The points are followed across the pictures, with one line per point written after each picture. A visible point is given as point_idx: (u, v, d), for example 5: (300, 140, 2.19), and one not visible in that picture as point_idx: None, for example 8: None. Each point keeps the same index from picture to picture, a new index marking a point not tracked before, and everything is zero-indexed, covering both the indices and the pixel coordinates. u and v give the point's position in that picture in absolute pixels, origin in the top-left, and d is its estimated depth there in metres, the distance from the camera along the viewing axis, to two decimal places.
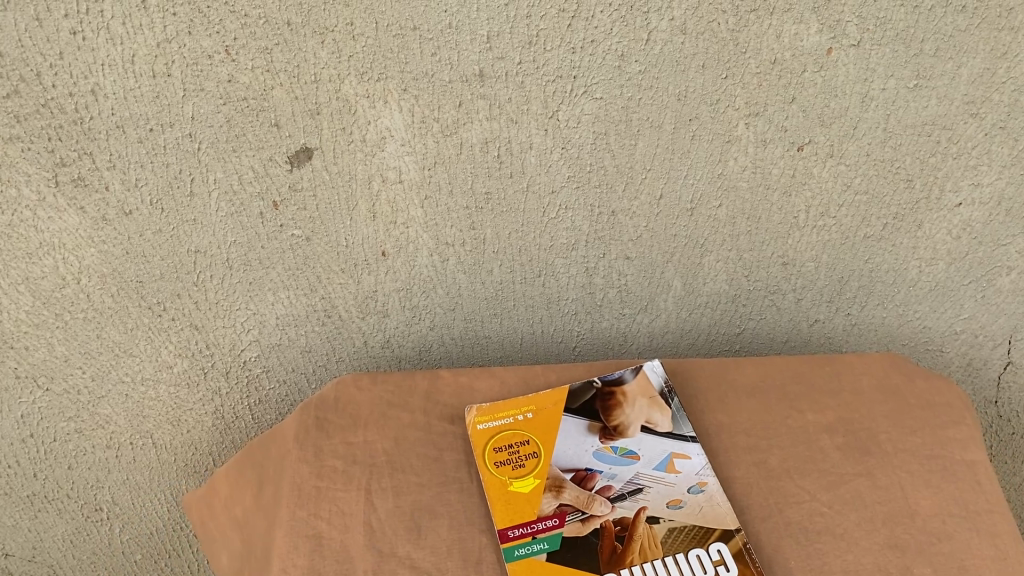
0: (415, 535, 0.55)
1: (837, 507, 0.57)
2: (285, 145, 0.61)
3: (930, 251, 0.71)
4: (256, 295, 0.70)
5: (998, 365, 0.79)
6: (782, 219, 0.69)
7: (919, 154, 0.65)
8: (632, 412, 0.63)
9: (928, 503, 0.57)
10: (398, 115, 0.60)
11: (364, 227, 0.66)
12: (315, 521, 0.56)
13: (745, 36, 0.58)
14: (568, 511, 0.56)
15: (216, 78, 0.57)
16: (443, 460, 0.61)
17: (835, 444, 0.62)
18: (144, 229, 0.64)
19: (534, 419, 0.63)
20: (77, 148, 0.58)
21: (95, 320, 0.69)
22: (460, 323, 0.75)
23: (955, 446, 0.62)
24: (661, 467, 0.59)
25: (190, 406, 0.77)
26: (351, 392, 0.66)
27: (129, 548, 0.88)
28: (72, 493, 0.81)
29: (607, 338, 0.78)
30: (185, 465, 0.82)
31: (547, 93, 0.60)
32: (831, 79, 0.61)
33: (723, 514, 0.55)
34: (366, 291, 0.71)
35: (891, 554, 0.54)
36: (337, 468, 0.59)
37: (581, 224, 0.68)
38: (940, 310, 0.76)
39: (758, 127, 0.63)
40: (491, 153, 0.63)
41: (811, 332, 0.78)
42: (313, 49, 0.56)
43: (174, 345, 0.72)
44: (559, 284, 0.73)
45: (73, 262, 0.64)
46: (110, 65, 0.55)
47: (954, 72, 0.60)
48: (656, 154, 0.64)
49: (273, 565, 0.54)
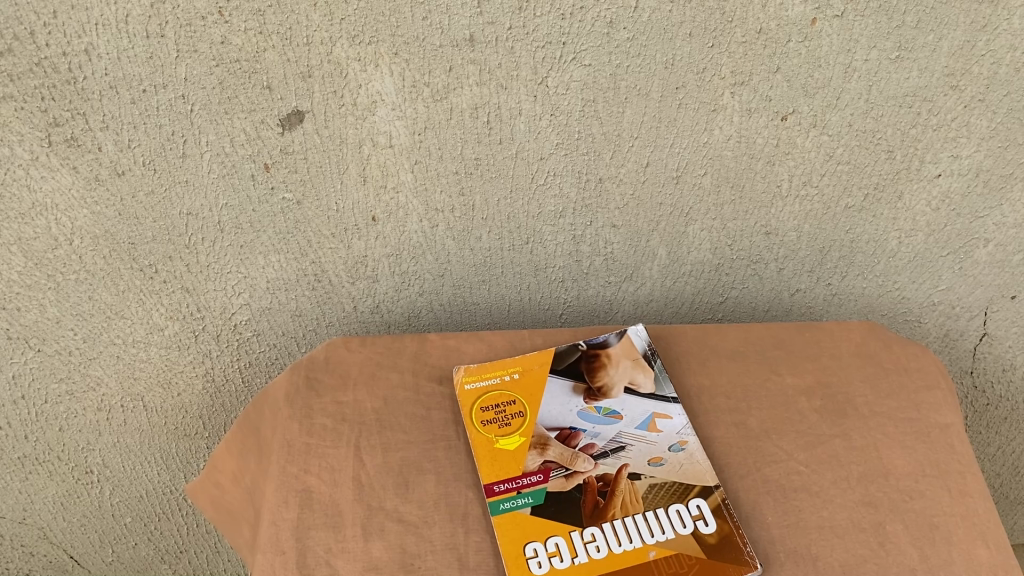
0: (403, 489, 0.57)
1: (814, 466, 0.59)
2: (276, 108, 0.61)
3: (909, 222, 0.73)
4: (247, 258, 0.71)
5: (974, 336, 0.81)
6: (765, 188, 0.71)
7: (899, 126, 0.67)
8: (615, 373, 0.65)
9: (902, 463, 0.59)
10: (389, 79, 0.61)
11: (354, 191, 0.67)
12: (305, 477, 0.57)
13: (732, 5, 0.59)
14: (553, 467, 0.57)
15: (209, 40, 0.57)
16: (430, 418, 0.62)
17: (812, 406, 0.64)
18: (136, 190, 0.64)
19: (520, 379, 0.64)
20: (70, 108, 0.59)
21: (87, 282, 0.69)
22: (449, 289, 0.76)
23: (929, 409, 0.63)
24: (643, 427, 0.61)
25: (181, 368, 0.78)
26: (341, 353, 0.67)
27: (120, 510, 0.90)
28: (63, 456, 0.82)
29: (593, 306, 0.79)
30: (176, 428, 0.83)
31: (537, 59, 0.61)
32: (815, 50, 0.62)
33: (702, 472, 0.57)
34: (356, 256, 0.72)
35: (865, 511, 0.56)
36: (327, 426, 0.61)
37: (569, 191, 0.69)
38: (918, 282, 0.78)
39: (742, 96, 0.64)
40: (481, 118, 0.64)
41: (792, 302, 0.80)
42: (305, 12, 0.57)
43: (166, 308, 0.73)
44: (547, 252, 0.74)
45: (65, 223, 0.65)
46: (103, 25, 0.55)
47: (935, 44, 0.62)
48: (643, 123, 0.65)
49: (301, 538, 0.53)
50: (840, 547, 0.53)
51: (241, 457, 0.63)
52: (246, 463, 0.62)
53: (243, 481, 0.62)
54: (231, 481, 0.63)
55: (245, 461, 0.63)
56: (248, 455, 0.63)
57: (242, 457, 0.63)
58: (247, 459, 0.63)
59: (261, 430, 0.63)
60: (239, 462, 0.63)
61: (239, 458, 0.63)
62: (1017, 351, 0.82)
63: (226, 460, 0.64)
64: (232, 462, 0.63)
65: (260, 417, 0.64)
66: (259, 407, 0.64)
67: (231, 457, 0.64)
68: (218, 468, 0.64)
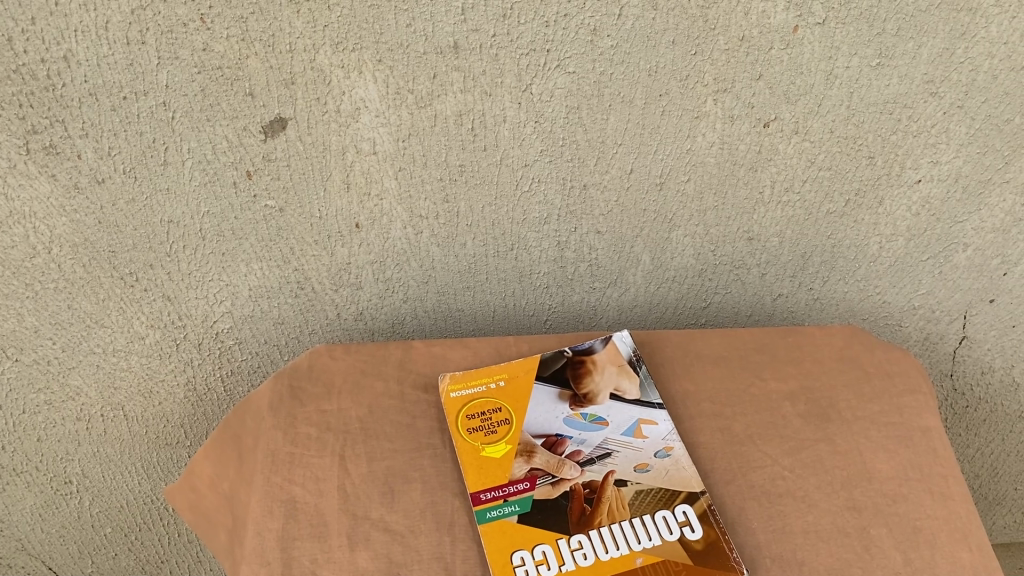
0: (389, 499, 0.56)
1: (798, 471, 0.59)
2: (259, 115, 0.61)
3: (890, 227, 0.74)
4: (229, 266, 0.70)
5: (954, 339, 0.82)
6: (748, 195, 0.71)
7: (880, 132, 0.67)
8: (601, 380, 0.65)
9: (885, 467, 0.60)
10: (372, 86, 0.61)
11: (337, 198, 0.67)
12: (290, 487, 0.57)
13: (715, 12, 0.59)
14: (539, 474, 0.57)
15: (191, 47, 0.57)
16: (416, 427, 0.62)
17: (796, 411, 0.64)
18: (117, 198, 0.64)
19: (506, 386, 0.64)
20: (49, 115, 0.58)
21: (66, 290, 0.69)
22: (433, 296, 0.76)
23: (911, 413, 0.64)
24: (629, 433, 0.61)
25: (161, 377, 0.78)
26: (325, 361, 0.66)
27: (99, 520, 0.88)
28: (41, 466, 0.81)
29: (577, 311, 0.79)
30: (157, 438, 0.82)
31: (521, 66, 0.61)
32: (796, 57, 0.62)
33: (688, 478, 0.57)
34: (340, 263, 0.71)
35: (849, 515, 0.56)
36: (312, 435, 0.60)
37: (553, 197, 0.69)
38: (899, 286, 0.78)
39: (725, 103, 0.65)
40: (465, 125, 0.64)
41: (775, 306, 0.81)
42: (288, 19, 0.56)
43: (147, 317, 0.72)
44: (531, 258, 0.74)
45: (44, 231, 0.64)
46: (83, 31, 0.55)
47: (915, 52, 0.62)
48: (627, 129, 0.65)
49: (287, 548, 0.53)
50: (825, 553, 0.54)
51: (221, 463, 0.62)
52: (224, 469, 0.62)
53: (221, 488, 0.61)
54: (209, 486, 0.63)
55: (223, 468, 0.62)
56: (227, 461, 0.62)
57: (222, 464, 0.62)
58: (226, 466, 0.62)
59: (242, 437, 0.62)
60: (218, 468, 0.62)
61: (217, 464, 0.62)
62: (995, 354, 0.83)
63: (203, 465, 0.63)
64: (210, 468, 0.63)
65: (242, 425, 0.63)
66: (241, 415, 0.63)
67: (208, 463, 0.63)
68: (196, 473, 0.63)
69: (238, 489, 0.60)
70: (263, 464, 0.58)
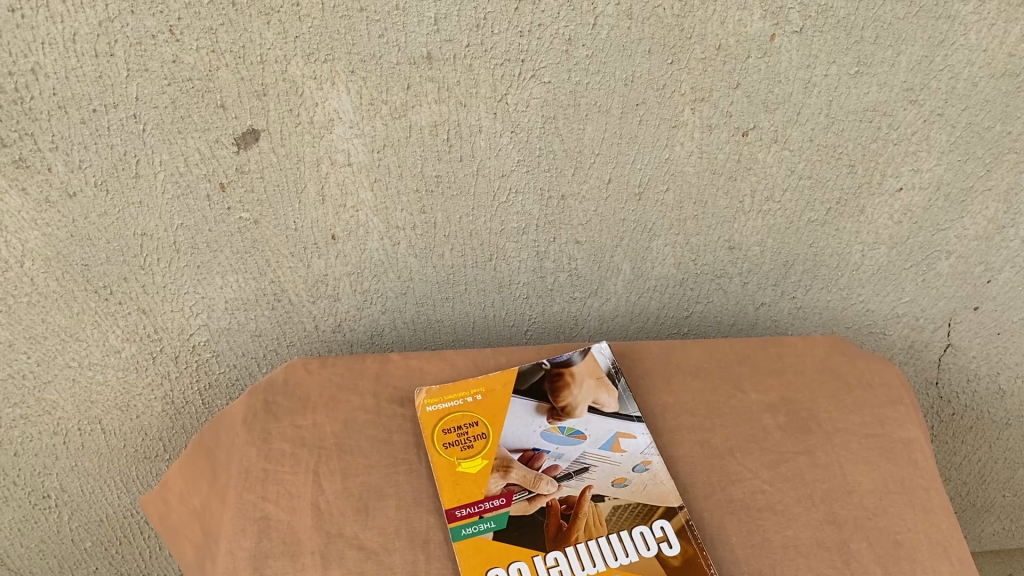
0: (362, 516, 0.55)
1: (778, 484, 0.58)
2: (231, 127, 0.60)
3: (872, 236, 0.73)
4: (205, 279, 0.69)
5: (938, 347, 0.82)
6: (728, 204, 0.70)
7: (861, 140, 0.67)
8: (579, 392, 0.64)
9: (866, 480, 0.59)
10: (346, 97, 0.60)
11: (312, 210, 0.66)
12: (263, 504, 0.56)
13: (691, 21, 0.59)
14: (515, 490, 0.56)
15: (160, 59, 0.56)
16: (392, 442, 0.61)
17: (777, 423, 0.63)
18: (88, 212, 0.63)
19: (483, 400, 0.63)
20: (18, 128, 0.57)
21: (39, 304, 0.68)
22: (412, 307, 0.75)
23: (893, 424, 0.64)
24: (608, 446, 0.60)
25: (139, 391, 0.77)
26: (301, 375, 0.66)
27: (79, 534, 0.88)
28: (18, 480, 0.80)
29: (558, 321, 0.79)
30: (135, 451, 0.81)
31: (495, 77, 0.60)
32: (774, 65, 0.62)
33: (666, 492, 0.57)
34: (317, 275, 0.71)
35: (829, 529, 0.55)
36: (286, 451, 0.60)
37: (532, 208, 0.69)
38: (882, 294, 0.78)
39: (703, 113, 0.64)
40: (441, 136, 0.63)
41: (757, 315, 0.80)
42: (258, 30, 0.56)
43: (123, 329, 0.72)
44: (510, 268, 0.73)
45: (16, 244, 0.63)
46: (50, 44, 0.54)
47: (894, 59, 0.62)
48: (604, 139, 0.65)
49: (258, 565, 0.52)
50: (804, 568, 0.53)
51: (195, 478, 0.61)
52: (197, 485, 0.61)
53: (195, 502, 0.61)
54: (183, 501, 0.62)
55: (196, 484, 0.61)
56: (200, 477, 0.61)
57: (196, 479, 0.61)
58: (199, 481, 0.61)
59: (215, 452, 0.61)
60: (192, 483, 0.61)
61: (190, 480, 0.62)
62: (980, 362, 0.83)
63: (176, 480, 0.62)
64: (183, 484, 0.62)
65: (217, 440, 0.62)
66: (214, 430, 0.63)
67: (182, 479, 0.62)
68: (171, 488, 0.62)
69: (210, 506, 0.59)
70: (236, 480, 0.57)
